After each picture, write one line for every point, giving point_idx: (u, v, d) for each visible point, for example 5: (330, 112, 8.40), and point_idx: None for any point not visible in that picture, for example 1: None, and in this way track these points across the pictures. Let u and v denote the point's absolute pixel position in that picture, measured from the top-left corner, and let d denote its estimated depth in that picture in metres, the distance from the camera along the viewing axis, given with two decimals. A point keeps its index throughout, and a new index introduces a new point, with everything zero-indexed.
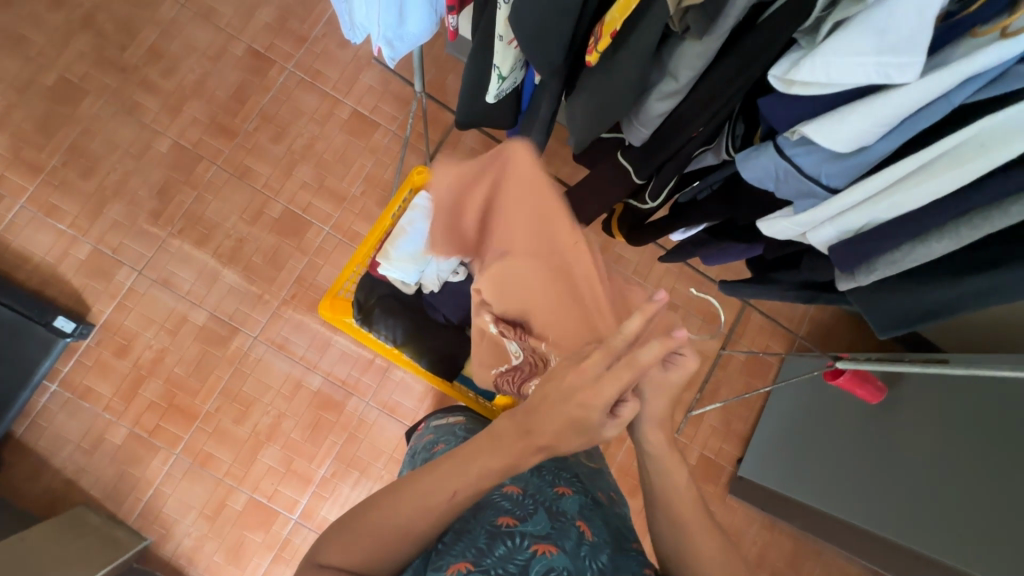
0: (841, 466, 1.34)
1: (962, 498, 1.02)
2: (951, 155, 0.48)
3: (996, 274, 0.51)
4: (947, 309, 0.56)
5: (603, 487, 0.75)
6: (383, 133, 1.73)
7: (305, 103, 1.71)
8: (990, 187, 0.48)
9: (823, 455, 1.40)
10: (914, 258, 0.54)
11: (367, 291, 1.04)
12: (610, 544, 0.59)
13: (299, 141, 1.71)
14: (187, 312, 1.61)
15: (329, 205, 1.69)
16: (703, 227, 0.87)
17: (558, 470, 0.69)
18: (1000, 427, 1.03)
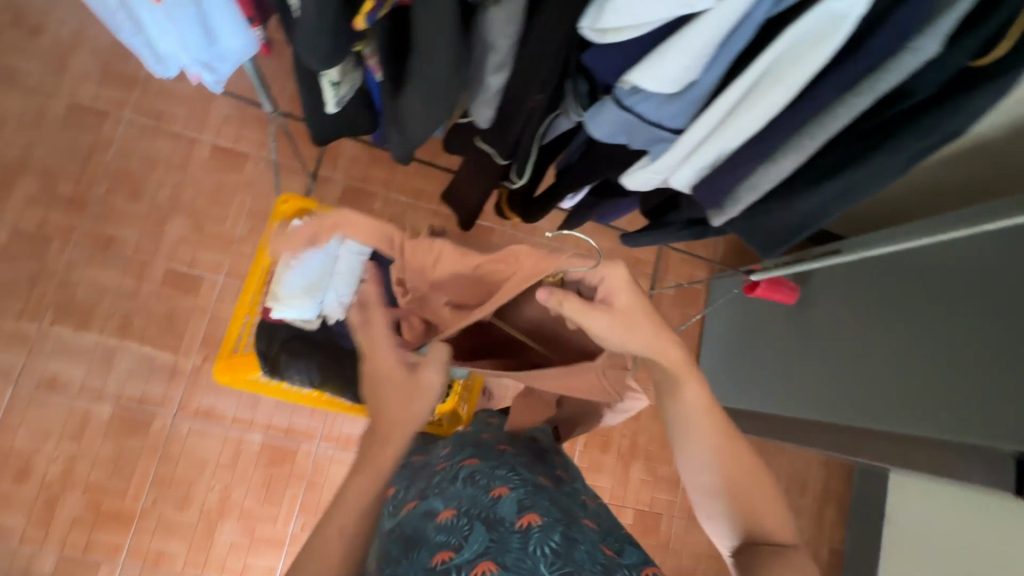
0: (777, 368, 1.42)
1: (895, 367, 1.09)
2: (775, 72, 0.43)
3: (849, 173, 0.52)
4: (818, 216, 0.58)
5: (550, 471, 0.73)
6: (255, 162, 1.60)
7: (156, 150, 1.54)
8: (820, 91, 0.46)
9: (760, 362, 1.49)
10: (768, 177, 0.53)
11: (267, 338, 0.95)
12: (559, 522, 0.58)
13: (162, 193, 1.54)
14: (87, 410, 1.43)
15: (216, 254, 1.55)
16: (588, 188, 0.84)
17: (492, 471, 0.67)
18: (908, 292, 1.12)
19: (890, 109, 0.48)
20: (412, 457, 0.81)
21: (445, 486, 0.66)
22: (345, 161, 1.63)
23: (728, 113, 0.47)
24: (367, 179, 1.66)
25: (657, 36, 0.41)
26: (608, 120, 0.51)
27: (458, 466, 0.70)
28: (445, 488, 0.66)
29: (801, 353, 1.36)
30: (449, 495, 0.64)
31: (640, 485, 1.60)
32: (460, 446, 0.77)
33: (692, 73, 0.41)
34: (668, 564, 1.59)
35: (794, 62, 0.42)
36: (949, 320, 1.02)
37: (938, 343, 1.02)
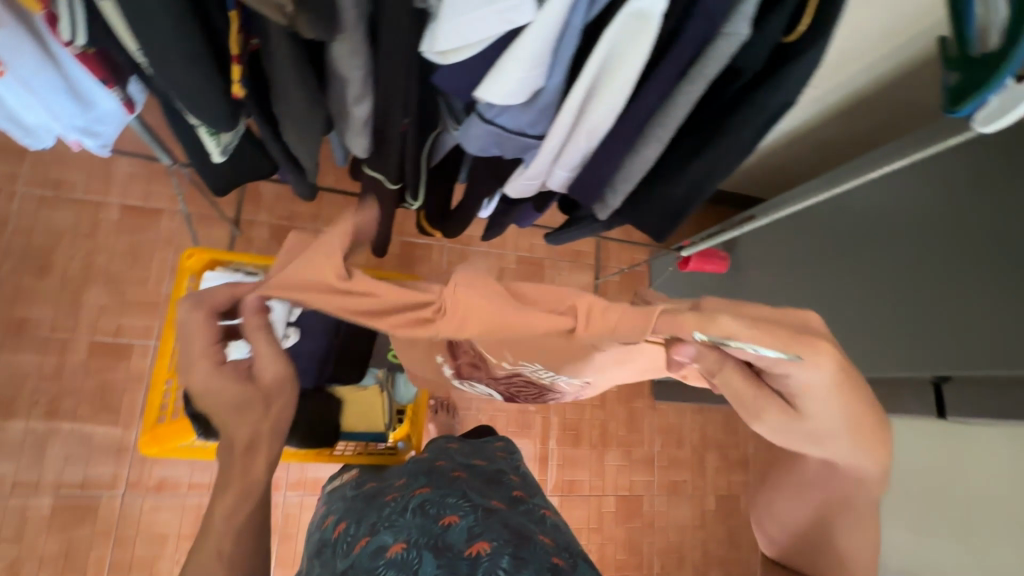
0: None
1: (826, 322, 1.08)
2: (604, 70, 0.41)
3: (709, 155, 0.51)
4: (692, 199, 0.55)
5: (505, 493, 0.74)
6: (170, 217, 1.53)
7: (59, 221, 1.45)
8: (652, 86, 0.43)
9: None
10: (635, 169, 0.51)
11: (196, 400, 0.90)
12: (509, 544, 0.58)
13: (72, 264, 1.45)
14: (24, 507, 1.33)
15: (143, 318, 1.47)
16: (498, 197, 0.83)
17: (443, 499, 0.67)
18: (828, 244, 1.11)
19: (727, 88, 0.47)
20: (364, 487, 0.80)
21: (397, 517, 0.65)
22: (267, 202, 1.58)
23: (575, 114, 0.46)
24: (294, 216, 1.62)
25: (493, 51, 0.41)
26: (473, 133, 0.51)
27: (411, 495, 0.69)
28: (398, 515, 0.65)
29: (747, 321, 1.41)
30: (399, 527, 0.63)
31: (617, 473, 1.62)
32: (415, 476, 0.76)
33: (532, 81, 0.41)
34: (655, 543, 1.62)
35: (614, 58, 0.40)
36: (860, 270, 1.02)
37: (858, 293, 1.02)
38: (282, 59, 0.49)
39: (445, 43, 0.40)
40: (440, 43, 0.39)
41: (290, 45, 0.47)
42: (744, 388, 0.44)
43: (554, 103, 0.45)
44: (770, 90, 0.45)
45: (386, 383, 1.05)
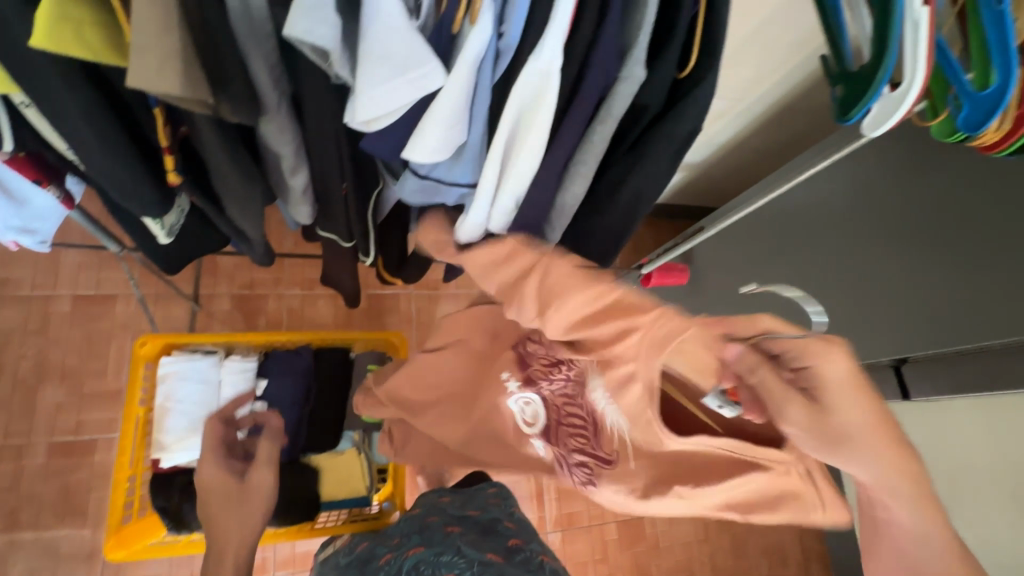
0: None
1: None
2: (519, 120, 0.43)
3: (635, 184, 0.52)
4: (629, 222, 0.56)
5: (500, 543, 0.72)
6: (126, 302, 1.48)
7: (7, 321, 1.39)
8: (568, 127, 0.46)
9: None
10: (570, 202, 0.53)
11: (165, 491, 0.87)
12: None
13: (25, 364, 1.38)
14: None
15: (106, 410, 1.41)
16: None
17: (437, 557, 0.65)
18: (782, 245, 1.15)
19: (636, 124, 0.48)
20: (357, 547, 0.77)
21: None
22: (225, 273, 1.56)
23: (501, 162, 0.47)
24: (255, 283, 1.60)
25: (415, 114, 0.42)
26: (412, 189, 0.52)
27: (405, 556, 0.67)
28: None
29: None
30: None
31: None
32: (405, 536, 0.73)
33: (456, 140, 0.43)
34: (664, 564, 1.60)
35: (527, 109, 0.42)
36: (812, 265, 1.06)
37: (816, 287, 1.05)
38: (211, 142, 0.49)
39: (365, 114, 0.40)
40: (360, 115, 0.39)
41: (216, 128, 0.48)
42: (770, 385, 0.38)
43: (481, 155, 0.47)
44: (675, 121, 0.46)
45: (364, 444, 1.02)
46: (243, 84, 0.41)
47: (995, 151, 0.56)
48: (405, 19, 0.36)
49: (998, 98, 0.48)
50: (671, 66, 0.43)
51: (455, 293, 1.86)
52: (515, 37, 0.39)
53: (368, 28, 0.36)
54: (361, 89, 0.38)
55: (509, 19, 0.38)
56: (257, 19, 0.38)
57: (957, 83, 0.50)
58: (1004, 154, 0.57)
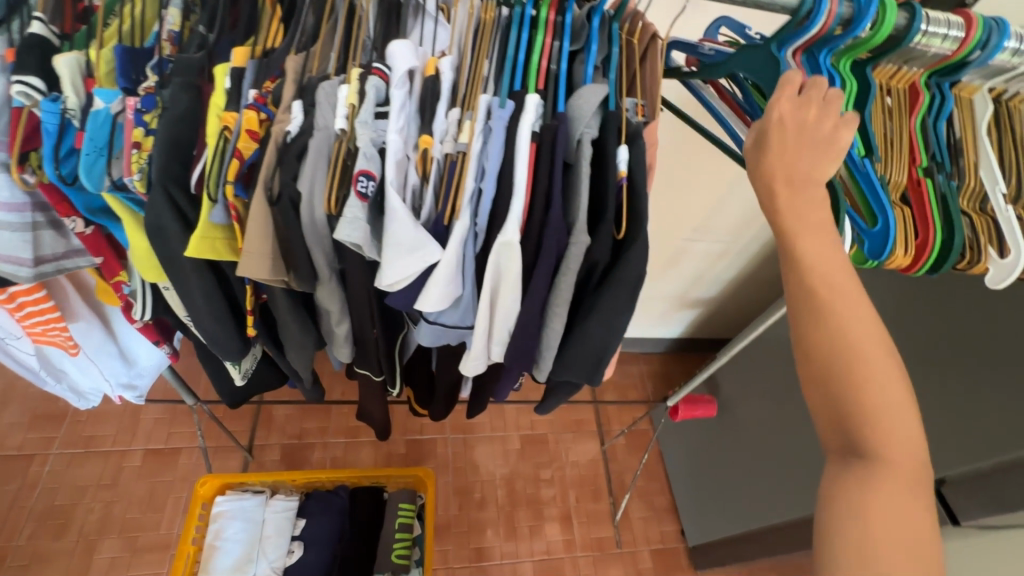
0: (751, 478, 1.52)
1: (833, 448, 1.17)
2: (496, 275, 0.58)
3: (593, 322, 0.63)
4: (605, 350, 0.65)
5: None
6: (188, 453, 1.63)
7: (84, 476, 1.55)
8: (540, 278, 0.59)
9: (738, 482, 1.58)
10: (551, 340, 0.64)
11: None
12: None
13: (90, 518, 1.50)
14: None
15: (153, 565, 1.47)
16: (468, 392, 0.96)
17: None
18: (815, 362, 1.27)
19: (590, 276, 0.61)
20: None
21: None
22: (278, 426, 1.74)
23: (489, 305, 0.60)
24: (303, 433, 1.76)
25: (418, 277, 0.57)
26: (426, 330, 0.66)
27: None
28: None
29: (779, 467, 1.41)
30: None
31: None
32: None
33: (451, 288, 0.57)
34: None
35: (500, 263, 0.56)
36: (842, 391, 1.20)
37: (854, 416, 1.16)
38: (279, 300, 0.67)
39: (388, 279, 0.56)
40: (386, 278, 0.55)
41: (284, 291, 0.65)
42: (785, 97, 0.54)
43: (474, 304, 0.62)
44: (622, 271, 0.59)
45: None
46: (305, 263, 0.58)
47: (912, 273, 0.67)
48: (411, 218, 0.53)
49: (885, 232, 0.64)
50: (607, 231, 0.58)
51: (489, 436, 1.92)
52: (488, 223, 0.56)
53: (389, 223, 0.53)
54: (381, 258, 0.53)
55: (484, 213, 0.56)
56: (319, 227, 0.55)
57: (856, 225, 0.65)
58: (923, 273, 0.67)
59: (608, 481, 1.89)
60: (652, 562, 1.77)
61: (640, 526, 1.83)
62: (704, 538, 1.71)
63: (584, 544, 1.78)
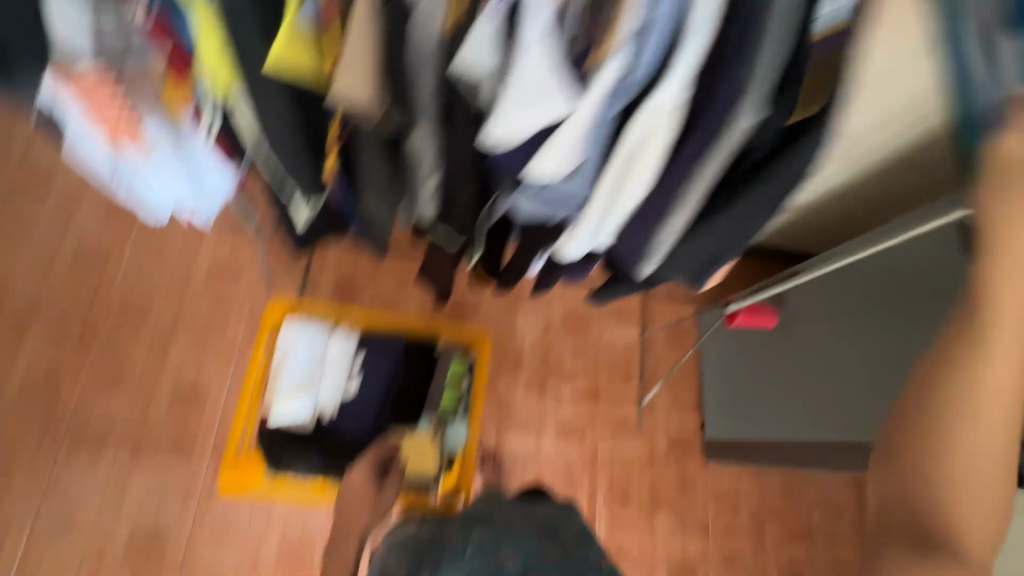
0: (800, 393, 1.52)
1: None
2: (629, 163, 0.72)
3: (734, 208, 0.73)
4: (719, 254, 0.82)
5: (560, 544, 0.84)
6: (247, 274, 1.79)
7: (157, 277, 1.75)
8: (679, 162, 0.70)
9: (780, 393, 1.59)
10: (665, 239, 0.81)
11: (273, 438, 1.08)
12: None
13: (164, 315, 1.72)
14: (106, 537, 1.53)
15: (218, 365, 1.70)
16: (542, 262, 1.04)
17: (498, 544, 0.80)
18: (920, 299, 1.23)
19: (745, 162, 0.70)
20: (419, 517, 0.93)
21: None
22: (331, 260, 1.82)
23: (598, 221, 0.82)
24: (354, 272, 1.83)
25: (531, 148, 0.70)
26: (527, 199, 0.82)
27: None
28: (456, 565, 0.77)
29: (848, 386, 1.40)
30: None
31: (668, 536, 1.79)
32: (475, 520, 0.88)
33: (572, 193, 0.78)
34: None
35: (615, 188, 0.76)
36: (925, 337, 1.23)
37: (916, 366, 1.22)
38: (369, 139, 0.74)
39: (492, 139, 0.67)
40: (498, 118, 0.64)
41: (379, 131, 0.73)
42: None
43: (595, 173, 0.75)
44: (783, 162, 0.68)
45: (436, 431, 1.08)
46: (412, 102, 0.69)
47: None
48: (550, 62, 0.59)
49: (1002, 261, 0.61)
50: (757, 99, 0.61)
51: (532, 306, 1.95)
52: (643, 80, 0.63)
53: (523, 66, 0.60)
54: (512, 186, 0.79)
55: (630, 75, 0.62)
56: (478, 92, 0.66)
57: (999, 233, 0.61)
58: None
59: (640, 368, 1.93)
60: (667, 447, 1.88)
61: (663, 415, 1.90)
62: (725, 435, 1.78)
63: (606, 418, 1.88)
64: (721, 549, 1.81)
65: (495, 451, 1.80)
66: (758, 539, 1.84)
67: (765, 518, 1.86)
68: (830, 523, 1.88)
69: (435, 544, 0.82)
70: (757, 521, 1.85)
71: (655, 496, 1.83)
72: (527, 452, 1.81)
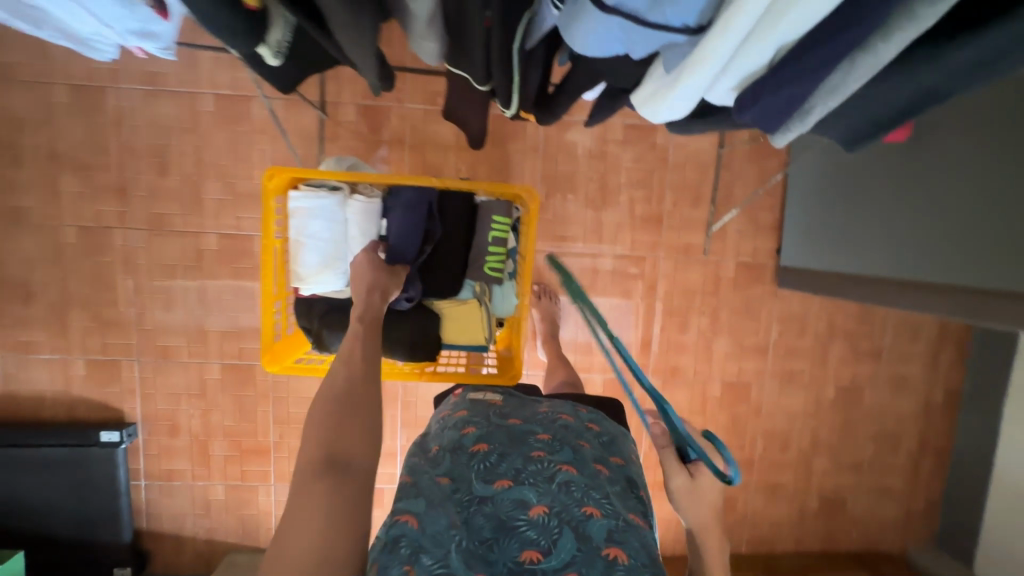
0: (892, 225, 1.27)
1: (977, 225, 1.05)
2: None
3: (982, 39, 0.47)
4: (912, 111, 0.60)
5: (639, 503, 0.81)
6: (259, 105, 1.58)
7: (164, 117, 1.58)
8: None
9: (866, 220, 1.35)
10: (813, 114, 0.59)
11: (307, 316, 1.00)
12: (647, 569, 0.67)
13: (186, 160, 1.61)
14: (202, 372, 1.70)
15: (256, 210, 1.64)
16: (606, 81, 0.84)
17: (588, 487, 0.76)
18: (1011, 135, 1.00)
19: None
20: (508, 421, 0.90)
21: (473, 508, 0.72)
22: (347, 81, 1.57)
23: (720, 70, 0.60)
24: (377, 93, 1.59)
25: None
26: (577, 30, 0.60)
27: (533, 518, 0.70)
28: (541, 487, 0.75)
29: (953, 212, 1.11)
30: (491, 563, 0.66)
31: (725, 360, 1.79)
32: (560, 442, 0.85)
33: (681, 29, 0.53)
34: (761, 426, 1.83)
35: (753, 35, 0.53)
36: (1005, 167, 1.00)
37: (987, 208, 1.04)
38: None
39: None
40: None
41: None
42: None
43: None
44: None
45: (485, 296, 1.06)
46: None
47: None
48: None
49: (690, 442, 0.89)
50: None
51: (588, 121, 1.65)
52: None
53: None
54: (590, 11, 0.53)
55: None
56: None
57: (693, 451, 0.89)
58: None
59: (712, 188, 1.69)
60: (734, 273, 1.74)
61: (734, 239, 1.72)
62: (801, 264, 1.61)
63: (669, 247, 1.72)
64: (780, 370, 1.80)
65: (548, 284, 1.72)
66: (820, 359, 1.81)
67: (831, 340, 1.80)
68: (901, 342, 1.81)
69: (523, 455, 0.81)
70: (822, 343, 1.80)
71: (716, 325, 1.78)
72: (583, 284, 1.73)
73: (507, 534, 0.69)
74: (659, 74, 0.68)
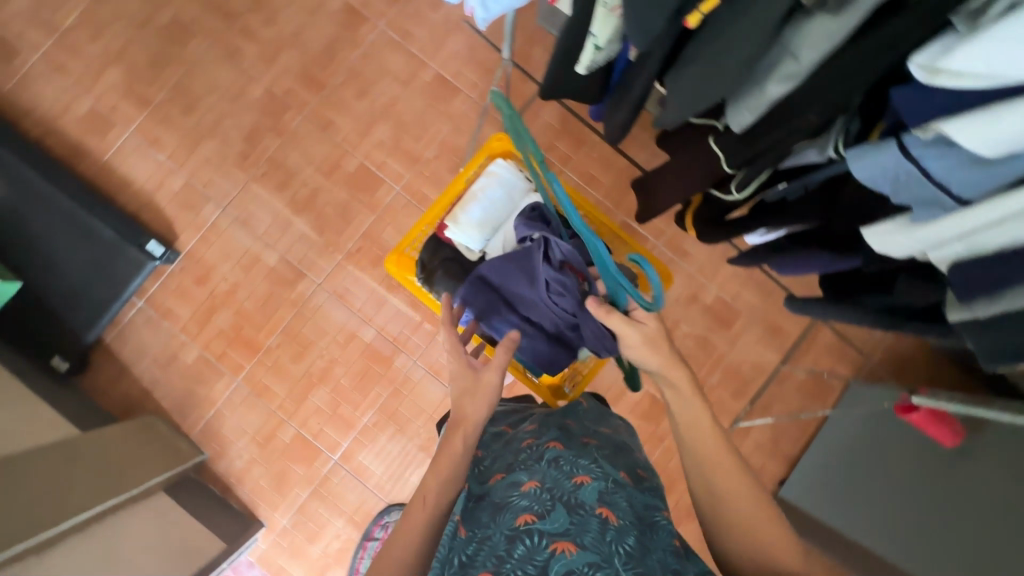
0: (897, 497, 1.39)
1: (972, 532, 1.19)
2: None
3: None
4: None
5: (630, 467, 0.88)
6: (463, 99, 1.84)
7: (391, 62, 1.85)
8: None
9: (875, 483, 1.46)
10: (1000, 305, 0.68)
11: (432, 252, 1.30)
12: (633, 528, 0.72)
13: (381, 99, 1.84)
14: (261, 252, 1.79)
15: (401, 165, 1.83)
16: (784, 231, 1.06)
17: (576, 459, 0.83)
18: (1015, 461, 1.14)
19: None
20: (507, 432, 1.01)
21: (477, 505, 0.81)
22: (537, 126, 1.81)
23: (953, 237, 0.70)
24: (551, 148, 1.83)
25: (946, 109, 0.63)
26: (866, 158, 0.74)
27: (526, 491, 0.77)
28: (533, 468, 0.83)
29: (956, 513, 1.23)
30: (490, 538, 0.72)
31: None
32: (550, 428, 0.94)
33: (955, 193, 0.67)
34: None
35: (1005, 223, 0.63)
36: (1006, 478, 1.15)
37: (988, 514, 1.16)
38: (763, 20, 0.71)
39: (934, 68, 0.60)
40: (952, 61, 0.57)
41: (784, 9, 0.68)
42: None
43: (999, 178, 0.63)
44: None
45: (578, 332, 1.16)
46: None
47: None
48: None
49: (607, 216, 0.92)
50: None
51: (692, 274, 1.82)
52: None
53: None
54: (892, 150, 0.70)
55: None
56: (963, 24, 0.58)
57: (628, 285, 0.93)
58: None
59: (757, 391, 1.79)
60: None
61: (750, 445, 1.78)
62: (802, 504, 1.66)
63: None
64: None
65: None
66: None
67: None
68: None
69: (523, 449, 0.90)
70: None
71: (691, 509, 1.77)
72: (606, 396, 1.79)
73: (507, 509, 0.76)
74: (895, 219, 0.79)
